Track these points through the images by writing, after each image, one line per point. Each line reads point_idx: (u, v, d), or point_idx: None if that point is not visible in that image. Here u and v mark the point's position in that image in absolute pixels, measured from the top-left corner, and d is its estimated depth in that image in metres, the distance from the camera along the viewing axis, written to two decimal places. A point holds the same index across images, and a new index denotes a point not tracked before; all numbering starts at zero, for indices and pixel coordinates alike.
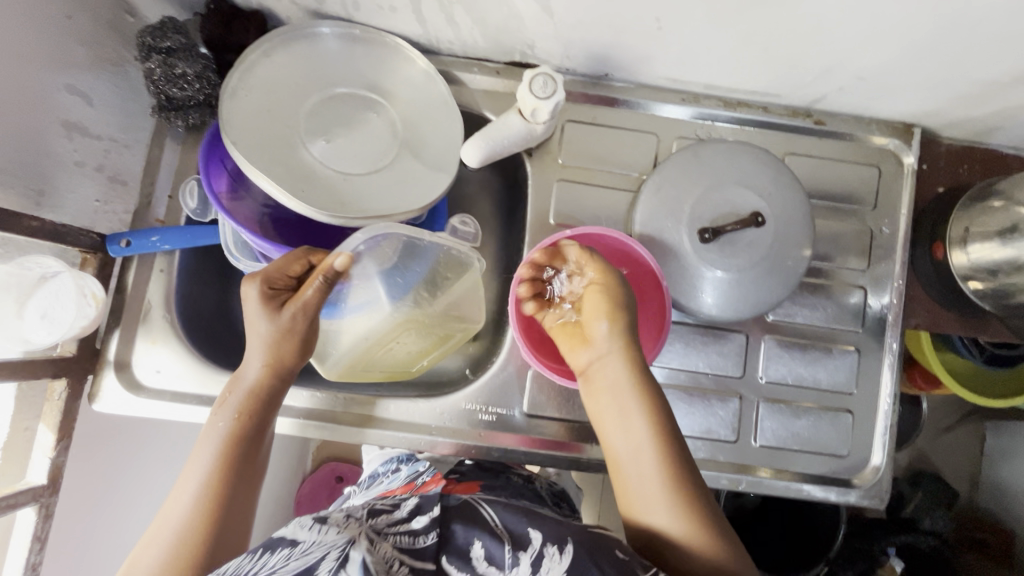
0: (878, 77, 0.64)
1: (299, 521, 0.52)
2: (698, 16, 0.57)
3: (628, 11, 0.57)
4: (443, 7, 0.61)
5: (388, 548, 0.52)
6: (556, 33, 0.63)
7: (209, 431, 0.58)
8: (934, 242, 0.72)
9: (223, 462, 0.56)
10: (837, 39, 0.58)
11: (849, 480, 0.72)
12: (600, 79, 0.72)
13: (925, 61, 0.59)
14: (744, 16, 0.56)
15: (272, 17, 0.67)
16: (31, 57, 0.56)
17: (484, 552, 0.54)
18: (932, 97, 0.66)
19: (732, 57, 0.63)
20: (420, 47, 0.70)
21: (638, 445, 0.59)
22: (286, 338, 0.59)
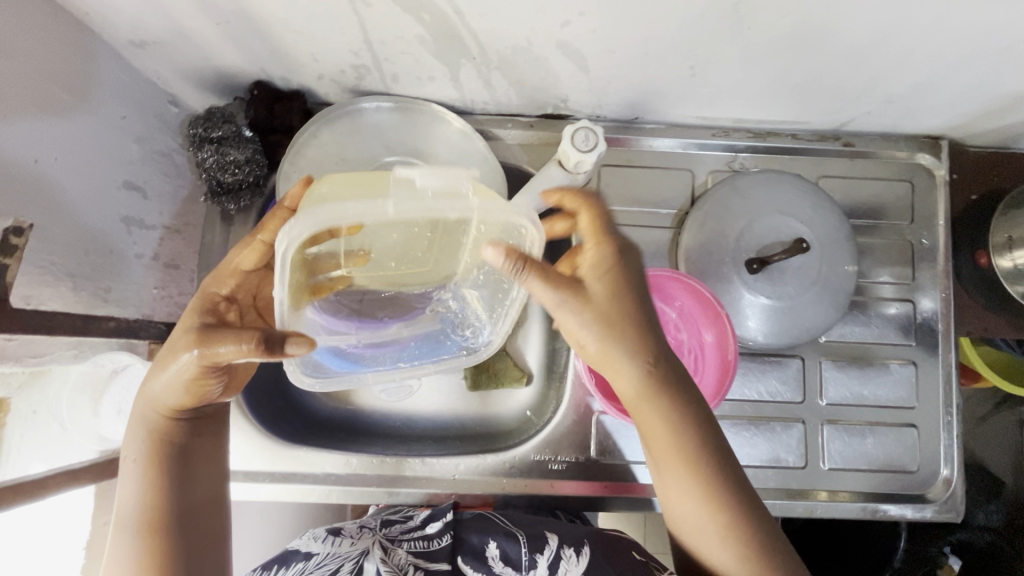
0: (906, 99, 0.65)
1: (313, 533, 0.62)
2: (731, 61, 0.58)
3: (664, 62, 0.59)
4: (482, 74, 0.63)
5: (402, 553, 0.59)
6: (591, 87, 0.65)
7: (126, 466, 0.52)
8: (976, 250, 0.73)
9: (150, 525, 0.50)
10: (869, 69, 0.59)
11: (922, 495, 0.72)
12: (631, 122, 0.74)
13: (955, 80, 0.61)
14: (776, 58, 0.58)
15: (312, 95, 0.69)
16: (92, 162, 0.58)
17: (499, 552, 0.60)
18: (959, 112, 0.68)
19: (763, 92, 0.65)
20: (456, 109, 0.72)
21: (681, 491, 0.52)
22: (207, 379, 0.50)
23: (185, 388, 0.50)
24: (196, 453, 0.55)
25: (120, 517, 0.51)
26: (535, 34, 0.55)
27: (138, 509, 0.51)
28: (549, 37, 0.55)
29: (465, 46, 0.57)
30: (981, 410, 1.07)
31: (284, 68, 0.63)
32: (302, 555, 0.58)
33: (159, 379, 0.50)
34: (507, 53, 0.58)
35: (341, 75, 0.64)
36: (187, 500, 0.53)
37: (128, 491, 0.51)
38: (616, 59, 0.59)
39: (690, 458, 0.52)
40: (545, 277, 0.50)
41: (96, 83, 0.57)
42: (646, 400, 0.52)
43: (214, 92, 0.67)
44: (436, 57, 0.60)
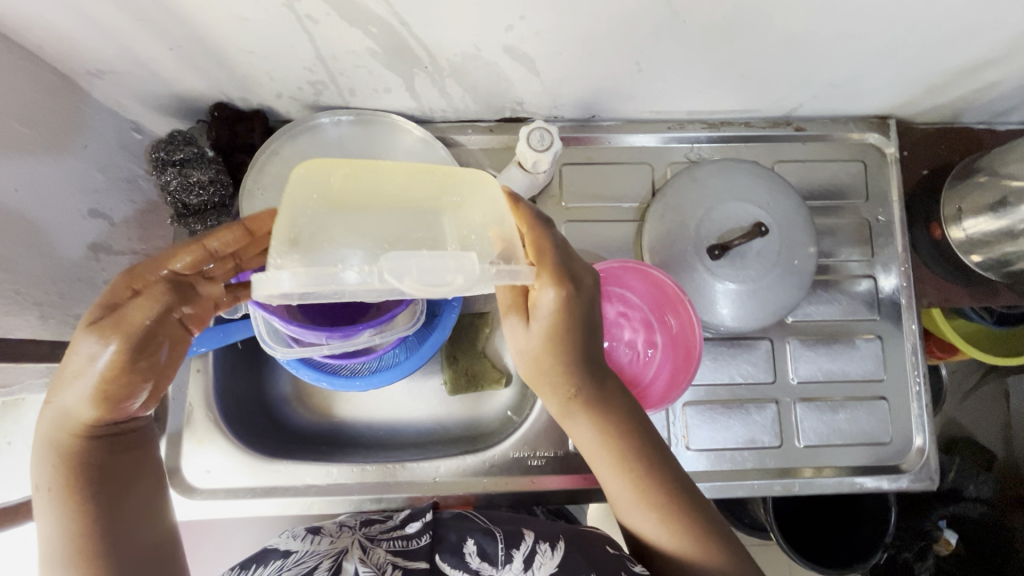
0: (849, 82, 0.68)
1: (292, 532, 0.62)
2: (674, 55, 0.60)
3: (611, 60, 0.61)
4: (436, 82, 0.65)
5: (380, 553, 0.58)
6: (543, 89, 0.67)
7: (41, 496, 0.48)
8: (930, 223, 0.75)
9: (80, 562, 0.47)
10: (808, 55, 0.61)
11: (897, 466, 0.73)
12: (588, 121, 0.75)
13: (891, 60, 0.63)
14: (717, 49, 0.59)
15: (273, 113, 0.71)
16: (56, 192, 0.59)
17: (476, 548, 0.59)
18: (902, 91, 0.70)
19: (711, 83, 0.67)
20: (416, 118, 0.73)
21: (614, 485, 0.56)
22: (114, 378, 0.47)
23: (90, 386, 0.46)
24: (126, 477, 0.50)
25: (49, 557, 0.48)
26: (481, 40, 0.56)
27: (58, 543, 0.47)
28: (495, 42, 0.57)
29: (415, 57, 0.59)
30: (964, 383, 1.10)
31: (242, 88, 0.64)
32: (280, 553, 0.58)
33: (70, 388, 0.46)
34: (457, 61, 0.60)
35: (299, 92, 0.66)
36: (118, 525, 0.49)
37: (49, 529, 0.48)
38: (564, 60, 0.60)
39: (618, 457, 0.55)
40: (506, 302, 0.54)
41: (57, 115, 0.58)
42: (575, 412, 0.56)
43: (175, 116, 0.69)
44: (388, 69, 0.61)
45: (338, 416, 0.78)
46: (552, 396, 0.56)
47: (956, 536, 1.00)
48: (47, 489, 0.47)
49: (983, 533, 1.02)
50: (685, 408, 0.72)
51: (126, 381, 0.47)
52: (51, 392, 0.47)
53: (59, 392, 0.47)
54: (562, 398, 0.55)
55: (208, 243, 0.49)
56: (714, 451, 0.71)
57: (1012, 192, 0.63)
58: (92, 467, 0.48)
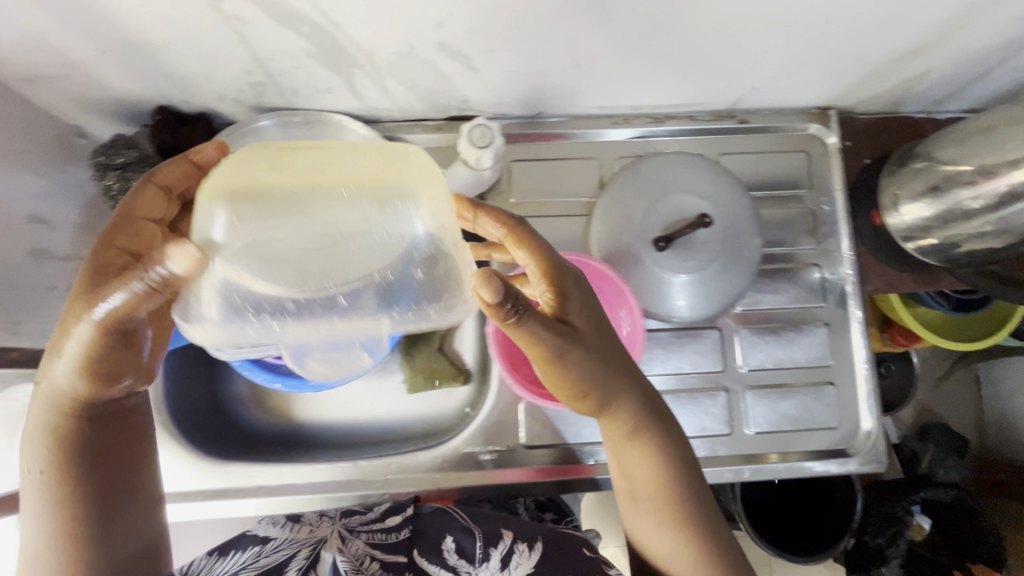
0: (784, 74, 0.69)
1: (272, 519, 0.65)
2: (608, 50, 0.61)
3: (546, 56, 0.62)
4: (376, 81, 0.65)
5: (359, 544, 0.60)
6: (484, 86, 0.67)
7: (31, 477, 0.51)
8: (871, 211, 0.75)
9: (68, 556, 0.50)
10: (740, 47, 0.62)
11: (846, 450, 0.74)
12: (535, 118, 0.76)
13: (822, 51, 0.64)
14: (649, 43, 0.60)
15: (217, 116, 0.71)
16: None
17: (455, 546, 0.60)
18: (838, 82, 0.72)
19: (650, 77, 0.68)
20: (362, 118, 0.74)
21: (652, 518, 0.58)
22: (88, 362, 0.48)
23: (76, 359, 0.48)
24: (117, 466, 0.53)
25: (39, 542, 0.51)
26: (413, 37, 0.57)
27: (46, 530, 0.50)
28: (428, 40, 0.57)
29: (350, 56, 0.60)
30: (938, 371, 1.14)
31: (181, 91, 0.64)
32: (256, 539, 0.60)
33: (56, 360, 0.48)
34: (396, 58, 0.60)
35: (240, 93, 0.66)
36: (106, 523, 0.52)
37: (39, 518, 0.51)
38: (499, 57, 0.61)
39: (659, 491, 0.57)
40: (537, 339, 0.48)
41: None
42: (635, 441, 0.57)
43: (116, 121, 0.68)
44: (326, 69, 0.62)
45: (294, 417, 0.78)
46: (607, 422, 0.57)
47: (930, 521, 0.99)
48: (36, 474, 0.50)
49: (953, 518, 1.00)
50: None
51: (115, 351, 0.49)
52: (39, 372, 0.49)
53: (46, 370, 0.49)
54: (622, 428, 0.56)
55: (160, 180, 0.52)
56: None
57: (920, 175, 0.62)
58: (88, 449, 0.51)
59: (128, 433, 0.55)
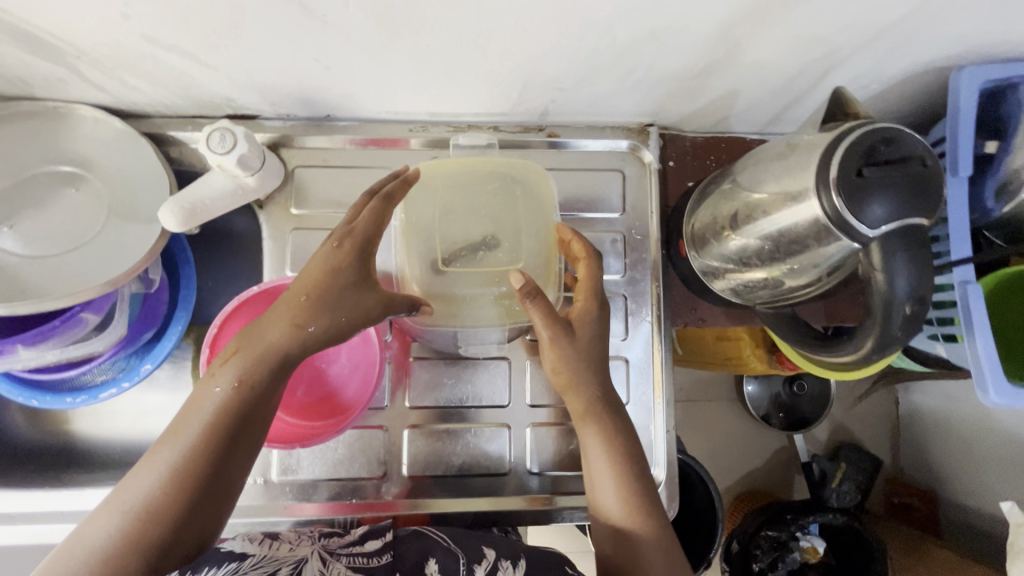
0: (695, 98, 0.66)
1: (247, 536, 0.60)
2: (511, 56, 0.56)
3: (441, 56, 0.55)
4: (248, 71, 0.57)
5: (340, 566, 0.55)
6: (375, 84, 0.61)
7: (207, 392, 0.50)
8: None
9: (147, 512, 0.47)
10: (653, 67, 0.58)
11: None
12: (438, 115, 0.70)
13: (744, 70, 0.59)
14: (555, 47, 0.54)
15: (64, 93, 0.62)
16: None
17: (438, 567, 0.55)
18: (762, 109, 0.68)
19: (561, 83, 0.61)
20: (241, 110, 0.67)
21: (606, 495, 0.56)
22: (308, 332, 0.51)
23: (292, 326, 0.51)
24: (249, 440, 0.51)
25: (115, 495, 0.48)
26: (300, 26, 0.50)
27: (170, 465, 0.48)
28: (302, 32, 0.51)
29: (210, 38, 0.51)
30: (855, 390, 1.17)
31: (32, 52, 0.53)
32: (231, 556, 0.55)
33: (274, 319, 0.51)
34: (279, 41, 0.52)
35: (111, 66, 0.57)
36: (228, 462, 0.50)
37: (154, 470, 0.48)
38: (382, 54, 0.55)
39: (619, 470, 0.56)
40: (548, 319, 0.55)
41: None
42: (596, 420, 0.58)
43: None
44: (180, 55, 0.54)
45: None
46: (581, 389, 0.57)
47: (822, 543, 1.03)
48: (232, 384, 0.50)
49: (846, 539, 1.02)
50: (527, 428, 0.70)
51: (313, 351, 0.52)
52: (257, 321, 0.52)
53: (273, 317, 0.51)
54: (600, 410, 0.58)
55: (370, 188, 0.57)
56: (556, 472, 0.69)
57: (741, 208, 0.56)
58: (246, 405, 0.50)
59: (271, 413, 0.53)
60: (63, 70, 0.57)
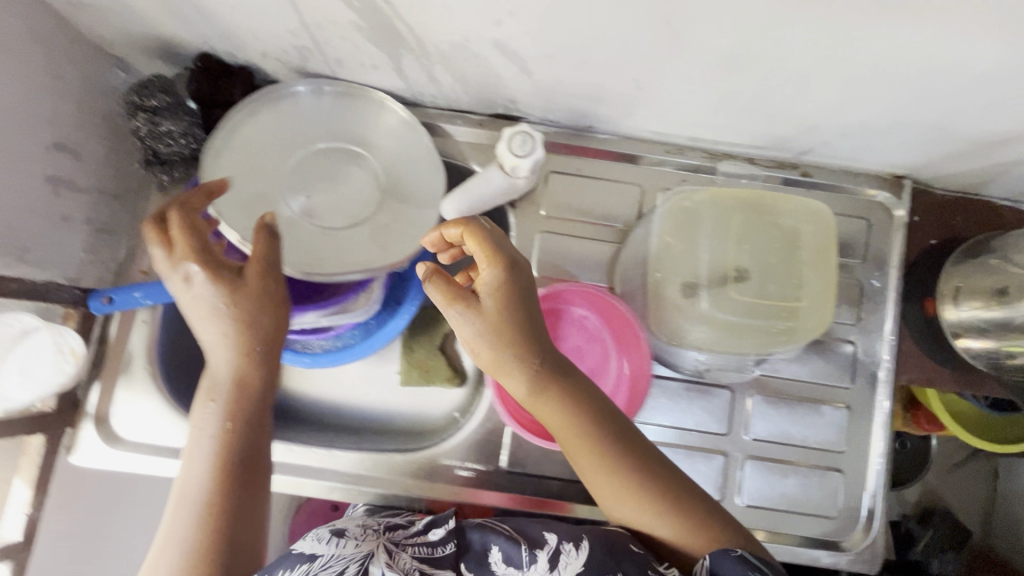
0: (862, 134, 0.63)
1: (316, 534, 0.58)
2: (677, 78, 0.57)
3: (606, 71, 0.57)
4: (425, 67, 0.62)
5: (407, 558, 0.57)
6: (536, 91, 0.63)
7: (201, 423, 0.51)
8: (925, 299, 0.69)
9: (208, 510, 0.48)
10: (824, 96, 0.57)
11: (838, 543, 0.68)
12: (583, 131, 0.71)
13: (923, 108, 0.56)
14: (725, 70, 0.54)
15: (259, 73, 0.69)
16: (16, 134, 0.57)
17: (501, 555, 0.57)
18: (920, 151, 0.65)
19: (716, 106, 0.61)
20: (403, 100, 0.71)
21: (606, 488, 0.55)
22: (251, 358, 0.51)
23: (238, 349, 0.51)
24: (259, 464, 0.52)
25: (181, 495, 0.49)
26: (468, 30, 0.53)
27: (201, 497, 0.49)
28: (484, 35, 0.54)
29: (401, 37, 0.56)
30: (952, 455, 0.99)
31: (245, 35, 0.61)
32: (302, 556, 0.54)
33: (217, 342, 0.51)
34: (466, 43, 0.55)
35: (284, 54, 0.63)
36: (249, 489, 0.50)
37: (197, 469, 0.50)
38: (557, 65, 0.57)
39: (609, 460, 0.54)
40: (198, 252, 0.50)
41: (23, 62, 0.56)
42: (543, 401, 0.55)
43: (180, 44, 0.64)
44: (375, 46, 0.59)
45: (286, 390, 0.78)
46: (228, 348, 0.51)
47: None
48: (222, 427, 0.51)
49: None
50: None
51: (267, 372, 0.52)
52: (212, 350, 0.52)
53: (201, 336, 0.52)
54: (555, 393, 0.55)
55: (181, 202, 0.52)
56: None
57: (784, 251, 0.59)
58: (241, 434, 0.51)
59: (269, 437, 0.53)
60: (265, 54, 0.64)
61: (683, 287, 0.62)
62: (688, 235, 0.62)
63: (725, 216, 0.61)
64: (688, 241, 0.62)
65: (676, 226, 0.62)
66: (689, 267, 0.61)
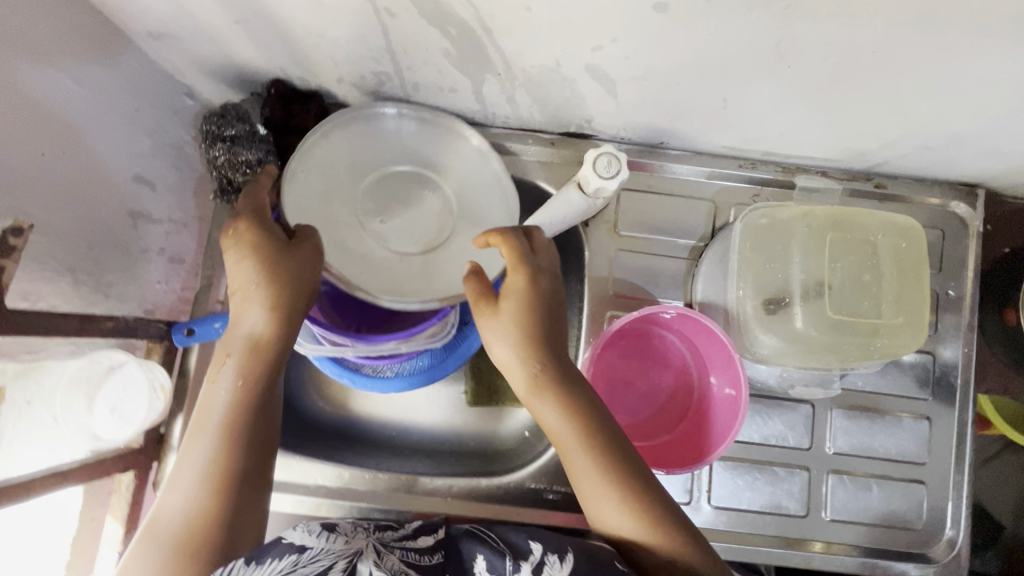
0: (944, 147, 0.63)
1: (305, 525, 0.52)
2: (766, 99, 0.56)
3: (695, 92, 0.57)
4: (506, 90, 0.61)
5: (394, 559, 0.51)
6: (616, 111, 0.63)
7: (200, 420, 0.52)
8: (1004, 307, 0.71)
9: (193, 525, 0.49)
10: (914, 114, 0.56)
11: (925, 554, 0.69)
12: (655, 147, 0.71)
13: (1014, 124, 0.56)
14: (818, 91, 0.54)
15: (329, 97, 0.68)
16: (100, 172, 0.56)
17: (485, 565, 0.52)
18: (999, 162, 0.65)
19: (799, 124, 0.60)
20: (474, 121, 0.70)
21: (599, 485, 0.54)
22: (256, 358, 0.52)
23: (246, 346, 0.52)
24: (254, 469, 0.52)
25: (159, 506, 0.50)
26: (563, 55, 0.52)
27: (196, 497, 0.49)
28: (579, 60, 0.53)
29: (490, 62, 0.56)
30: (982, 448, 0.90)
31: (325, 64, 0.60)
32: (292, 546, 0.48)
33: (236, 332, 0.52)
34: (557, 68, 0.55)
35: (361, 79, 0.63)
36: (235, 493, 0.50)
37: (183, 489, 0.50)
38: (646, 87, 0.56)
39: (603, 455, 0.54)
40: (247, 241, 0.53)
41: (104, 98, 0.56)
42: (548, 395, 0.55)
43: (256, 73, 0.63)
44: (459, 71, 0.58)
45: (354, 412, 0.78)
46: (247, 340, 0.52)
47: None
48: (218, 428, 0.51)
49: None
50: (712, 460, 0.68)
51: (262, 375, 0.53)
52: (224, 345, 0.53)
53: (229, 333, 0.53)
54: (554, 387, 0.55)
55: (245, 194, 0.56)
56: (733, 510, 0.67)
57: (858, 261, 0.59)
58: (238, 435, 0.51)
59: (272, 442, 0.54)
60: (341, 80, 0.63)
61: (766, 302, 0.61)
62: (778, 249, 0.62)
63: (816, 231, 0.61)
64: (776, 256, 0.62)
65: (765, 245, 0.62)
66: (779, 282, 0.61)
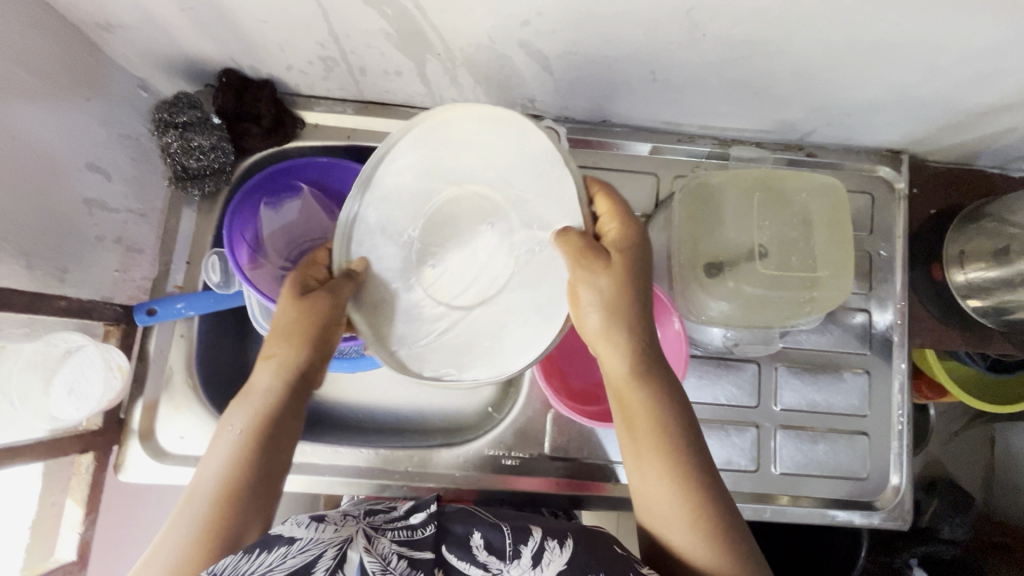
0: (861, 114, 0.67)
1: (296, 517, 0.52)
2: (691, 70, 0.60)
3: (624, 66, 0.60)
4: (448, 70, 0.64)
5: (386, 542, 0.52)
6: (555, 89, 0.66)
7: (234, 417, 0.55)
8: (932, 264, 0.75)
9: (216, 509, 0.51)
10: (828, 81, 0.60)
11: (871, 502, 0.72)
12: (598, 124, 0.74)
13: (919, 89, 0.60)
14: (736, 62, 0.58)
15: (281, 85, 0.70)
16: (53, 157, 0.58)
17: (483, 542, 0.54)
18: (915, 127, 0.69)
19: (726, 95, 0.64)
20: (423, 105, 0.73)
21: (660, 485, 0.52)
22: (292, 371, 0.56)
23: (284, 358, 0.55)
24: (272, 475, 0.54)
25: (194, 490, 0.52)
26: (495, 32, 0.56)
27: (217, 484, 0.52)
28: (512, 36, 0.56)
29: (428, 42, 0.58)
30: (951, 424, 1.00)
31: (274, 51, 0.62)
32: (283, 538, 0.49)
33: (277, 346, 0.55)
34: (492, 45, 0.58)
35: (309, 66, 0.65)
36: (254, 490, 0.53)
37: (213, 471, 0.53)
38: (577, 61, 0.60)
39: (669, 456, 0.52)
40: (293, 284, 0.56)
41: (55, 85, 0.57)
42: (636, 386, 0.54)
43: (206, 63, 0.65)
44: (401, 53, 0.61)
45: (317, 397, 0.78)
46: (286, 358, 0.55)
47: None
48: (241, 432, 0.54)
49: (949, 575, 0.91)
50: None
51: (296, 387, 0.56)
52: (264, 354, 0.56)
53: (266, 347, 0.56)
54: (630, 380, 0.54)
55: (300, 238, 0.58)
56: None
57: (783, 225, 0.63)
58: (266, 439, 0.54)
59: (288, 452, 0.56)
60: (290, 68, 0.66)
61: (706, 266, 0.64)
62: (714, 215, 0.65)
63: (750, 196, 0.64)
64: (712, 223, 0.65)
65: (699, 214, 0.65)
66: (718, 245, 0.64)
